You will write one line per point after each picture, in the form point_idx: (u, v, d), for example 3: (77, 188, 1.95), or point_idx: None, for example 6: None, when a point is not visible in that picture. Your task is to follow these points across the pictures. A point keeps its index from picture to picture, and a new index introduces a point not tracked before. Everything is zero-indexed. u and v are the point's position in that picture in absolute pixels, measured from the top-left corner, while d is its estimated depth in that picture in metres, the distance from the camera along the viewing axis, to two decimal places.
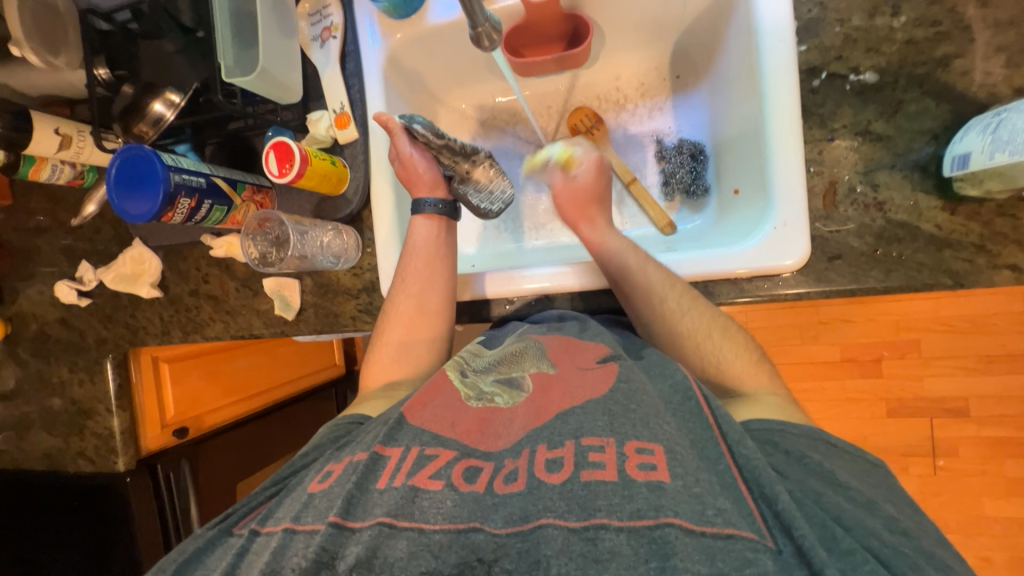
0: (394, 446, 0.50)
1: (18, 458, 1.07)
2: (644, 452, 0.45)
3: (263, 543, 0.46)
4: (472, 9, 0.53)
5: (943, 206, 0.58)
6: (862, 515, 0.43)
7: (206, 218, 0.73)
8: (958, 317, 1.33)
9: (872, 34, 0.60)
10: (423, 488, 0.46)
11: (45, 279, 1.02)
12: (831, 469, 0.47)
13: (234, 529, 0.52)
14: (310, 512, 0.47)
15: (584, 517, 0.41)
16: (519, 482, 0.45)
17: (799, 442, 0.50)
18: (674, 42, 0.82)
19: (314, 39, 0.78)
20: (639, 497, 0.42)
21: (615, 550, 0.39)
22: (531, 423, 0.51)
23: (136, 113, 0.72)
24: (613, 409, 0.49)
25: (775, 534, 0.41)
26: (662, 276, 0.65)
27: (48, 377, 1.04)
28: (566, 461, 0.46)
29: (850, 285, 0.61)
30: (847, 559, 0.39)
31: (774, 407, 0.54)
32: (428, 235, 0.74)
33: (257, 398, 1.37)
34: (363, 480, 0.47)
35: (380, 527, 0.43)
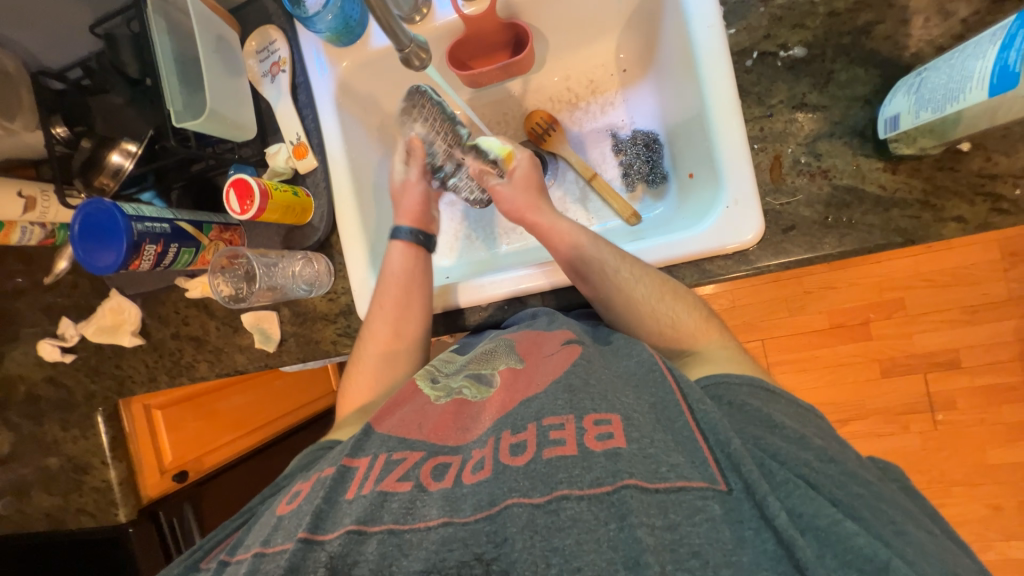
0: (361, 457, 0.52)
1: (19, 521, 1.06)
2: (600, 423, 0.46)
3: (232, 571, 0.48)
4: (396, 33, 0.54)
5: (884, 166, 0.60)
6: (794, 450, 0.45)
7: (175, 261, 0.73)
8: (937, 271, 1.35)
9: (796, 10, 0.62)
10: (392, 491, 0.47)
11: (28, 340, 1.03)
12: (767, 412, 0.49)
13: (201, 564, 0.53)
14: (280, 533, 0.47)
15: (546, 491, 0.42)
16: (485, 469, 0.46)
17: (740, 392, 0.52)
18: (616, 37, 0.84)
19: (264, 75, 0.80)
20: (597, 466, 0.43)
21: (576, 517, 0.41)
22: (497, 415, 0.52)
23: (96, 167, 0.73)
24: (572, 384, 0.51)
25: (726, 475, 0.43)
26: (610, 255, 0.66)
27: (41, 436, 1.04)
28: (529, 443, 0.46)
29: (808, 255, 0.62)
30: (781, 486, 0.42)
31: (726, 364, 0.57)
32: (403, 262, 0.75)
33: (257, 433, 1.37)
34: (332, 493, 0.48)
35: (349, 535, 0.44)
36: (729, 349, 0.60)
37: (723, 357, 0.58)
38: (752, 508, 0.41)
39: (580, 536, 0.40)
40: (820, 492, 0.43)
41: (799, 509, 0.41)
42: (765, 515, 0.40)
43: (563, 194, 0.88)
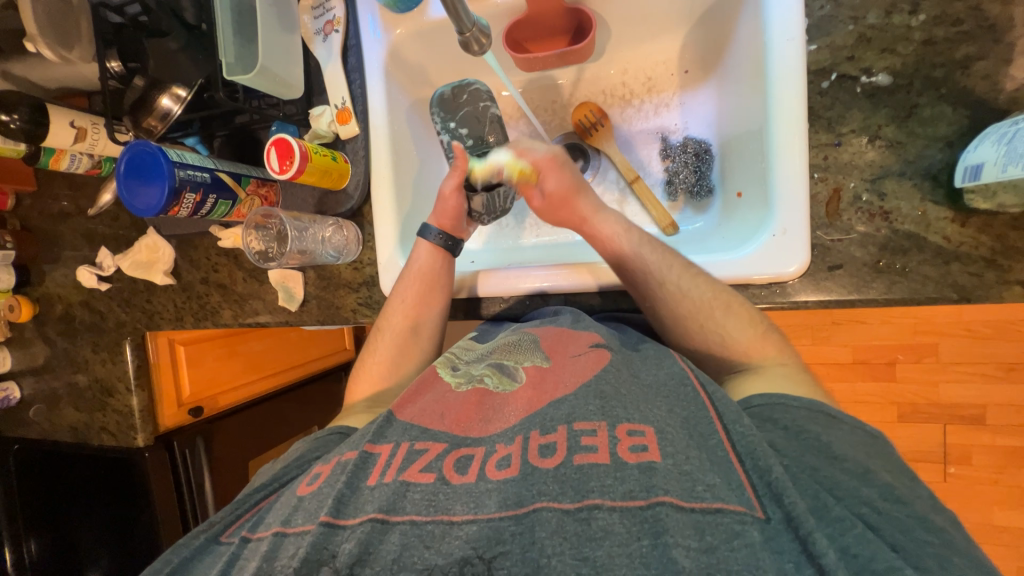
0: (382, 444, 0.53)
1: (47, 429, 1.14)
2: (634, 434, 0.46)
3: (255, 548, 0.49)
4: (458, 14, 0.52)
5: (953, 217, 0.56)
6: (854, 485, 0.44)
7: (211, 212, 0.74)
8: (982, 323, 1.28)
9: (888, 33, 0.57)
10: (414, 482, 0.47)
11: (69, 263, 1.07)
12: (828, 441, 0.47)
13: (222, 537, 0.54)
14: (301, 514, 0.49)
15: (577, 499, 0.42)
16: (511, 468, 0.46)
17: (798, 416, 0.50)
18: (684, 35, 0.79)
19: (317, 33, 0.78)
20: (631, 479, 0.43)
21: (607, 528, 0.40)
22: (525, 412, 0.52)
23: (144, 108, 0.73)
24: (605, 392, 0.51)
25: (765, 504, 0.42)
26: (659, 258, 0.65)
27: (74, 355, 1.10)
28: (559, 446, 0.46)
29: (852, 296, 0.59)
30: (836, 524, 0.41)
31: (779, 381, 0.55)
32: (427, 262, 0.74)
33: (271, 379, 1.43)
34: (353, 479, 0.49)
35: (372, 524, 0.44)
36: (788, 368, 0.57)
37: (782, 375, 0.56)
38: (792, 540, 0.40)
39: (612, 549, 0.39)
40: (879, 535, 0.41)
41: (853, 549, 0.39)
42: (808, 552, 0.38)
43: (601, 192, 0.86)
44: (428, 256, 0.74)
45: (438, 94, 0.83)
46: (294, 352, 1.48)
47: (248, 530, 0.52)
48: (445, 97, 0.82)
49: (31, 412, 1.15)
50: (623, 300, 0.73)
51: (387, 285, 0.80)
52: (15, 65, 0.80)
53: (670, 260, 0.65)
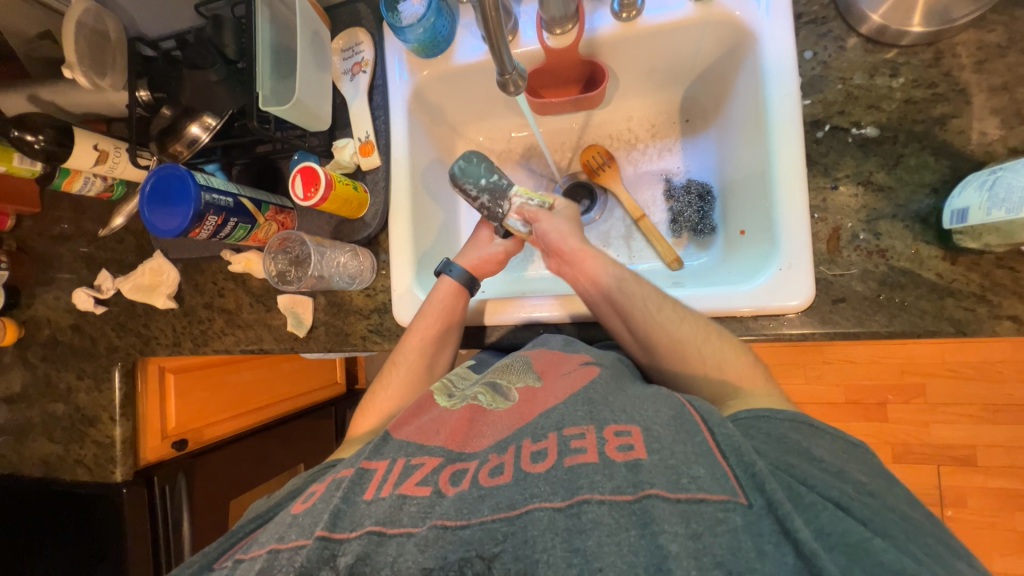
0: (379, 459, 0.50)
1: (15, 462, 1.07)
2: (622, 434, 0.45)
3: (246, 568, 0.45)
4: (503, 59, 0.56)
5: (943, 256, 0.60)
6: (831, 479, 0.44)
7: (229, 235, 0.75)
8: (968, 365, 1.33)
9: (873, 92, 0.64)
10: (410, 495, 0.46)
11: (63, 285, 1.05)
12: (808, 446, 0.47)
13: (215, 564, 0.51)
14: (295, 530, 0.46)
15: (568, 496, 0.41)
16: (505, 474, 0.45)
17: (782, 426, 0.50)
18: (683, 89, 0.86)
19: (345, 73, 0.83)
20: (618, 475, 0.42)
21: (596, 521, 0.40)
22: (517, 423, 0.51)
23: (172, 134, 0.77)
24: (592, 398, 0.50)
25: (747, 493, 0.40)
26: (649, 302, 0.64)
27: (55, 382, 1.05)
28: (550, 451, 0.45)
29: (854, 329, 0.62)
30: (811, 510, 0.41)
31: (769, 402, 0.55)
32: (446, 300, 0.74)
33: (255, 414, 1.37)
34: (350, 494, 0.47)
35: (370, 536, 0.43)
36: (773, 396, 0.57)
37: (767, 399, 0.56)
38: (772, 524, 0.39)
39: (602, 539, 0.39)
40: (850, 514, 0.41)
41: (828, 528, 0.40)
42: (786, 529, 0.38)
43: (609, 228, 0.90)
44: (447, 293, 0.74)
45: (449, 173, 0.74)
46: (281, 385, 1.46)
47: (241, 553, 0.48)
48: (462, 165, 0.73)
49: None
50: None
51: (401, 313, 0.80)
52: (44, 89, 0.82)
53: (659, 304, 0.64)
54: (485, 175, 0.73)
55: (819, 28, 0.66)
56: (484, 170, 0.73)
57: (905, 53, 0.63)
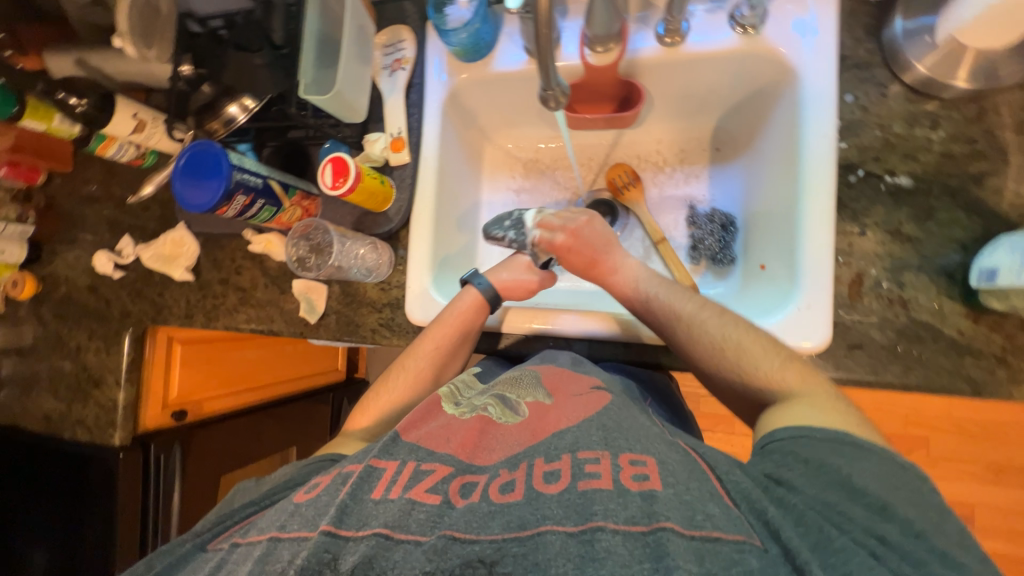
0: (388, 460, 0.50)
1: (18, 414, 1.09)
2: (637, 463, 0.45)
3: (245, 553, 0.45)
4: (548, 75, 0.56)
5: (966, 313, 0.59)
6: (870, 519, 0.44)
7: (255, 216, 0.77)
8: (975, 422, 1.31)
9: (911, 142, 0.64)
10: (420, 501, 0.45)
11: (85, 246, 1.07)
12: (849, 475, 0.47)
13: (209, 545, 0.51)
14: (296, 520, 0.45)
15: (581, 522, 0.40)
16: (516, 493, 0.44)
17: (822, 450, 0.49)
18: (716, 119, 0.86)
19: (384, 68, 0.84)
20: (633, 505, 0.41)
21: (610, 550, 0.38)
22: (528, 441, 0.51)
23: (211, 112, 0.78)
24: (606, 424, 0.50)
25: (764, 539, 0.41)
26: (674, 300, 0.67)
27: (66, 339, 1.07)
28: (563, 473, 0.45)
29: (868, 377, 0.61)
30: (837, 558, 0.41)
31: (810, 412, 0.53)
32: (466, 312, 0.73)
33: (256, 391, 1.38)
34: (357, 491, 0.46)
35: (377, 538, 0.41)
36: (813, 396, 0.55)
37: (808, 405, 0.54)
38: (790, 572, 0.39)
39: (615, 569, 0.37)
40: (882, 563, 0.41)
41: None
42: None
43: (627, 248, 0.90)
44: (469, 305, 0.73)
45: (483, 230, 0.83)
46: (284, 366, 1.46)
47: (239, 536, 0.48)
48: (493, 216, 0.83)
49: (6, 393, 1.10)
50: (646, 353, 0.73)
51: (414, 311, 0.80)
52: (92, 55, 0.84)
53: (682, 300, 0.67)
54: (507, 216, 0.82)
55: (862, 72, 0.66)
56: (505, 211, 0.83)
57: (946, 106, 0.63)
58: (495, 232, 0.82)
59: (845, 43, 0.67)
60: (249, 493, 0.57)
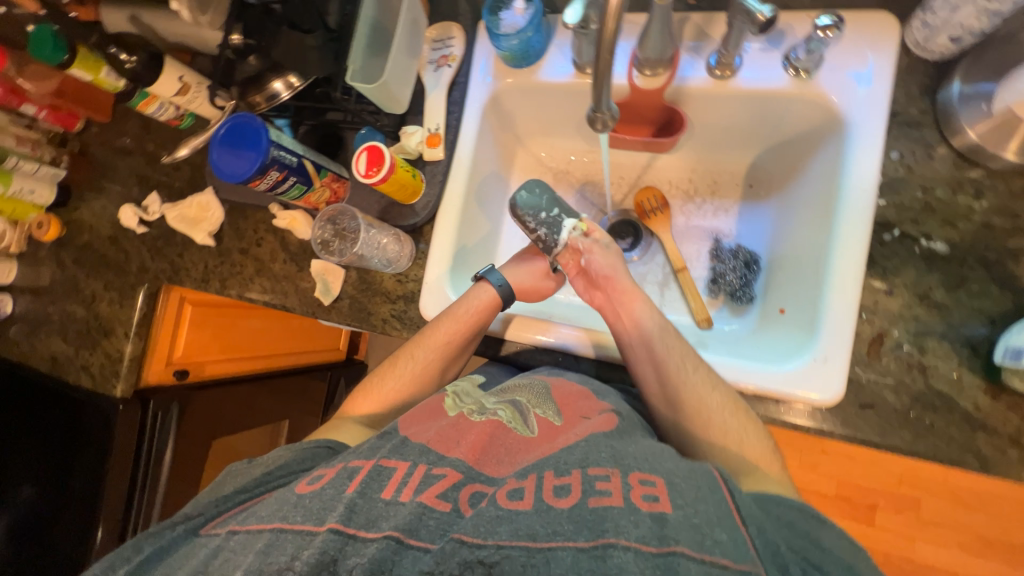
0: (399, 459, 0.49)
1: (25, 352, 1.11)
2: (646, 484, 0.43)
3: (245, 542, 0.44)
4: (599, 99, 0.56)
5: (985, 388, 0.59)
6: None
7: (285, 193, 0.77)
8: (970, 492, 1.29)
9: (952, 208, 0.63)
10: (430, 507, 0.44)
11: (112, 197, 1.08)
12: (817, 537, 0.46)
13: (200, 530, 0.51)
14: (300, 512, 0.45)
15: (592, 538, 0.39)
16: (524, 501, 0.43)
17: (791, 512, 0.49)
18: (754, 156, 0.85)
19: (430, 63, 0.84)
20: (643, 524, 0.39)
21: (622, 568, 0.37)
22: (542, 454, 0.49)
23: (255, 84, 0.77)
24: (616, 442, 0.49)
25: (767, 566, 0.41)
26: (679, 366, 0.64)
27: (82, 286, 1.08)
28: (574, 488, 0.43)
29: (876, 439, 0.61)
30: None
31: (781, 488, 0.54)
32: (478, 310, 0.73)
33: (257, 360, 1.39)
34: (367, 490, 0.46)
35: (389, 542, 0.41)
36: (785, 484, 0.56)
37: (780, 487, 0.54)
38: None
39: None
40: None
41: None
42: None
43: (646, 272, 0.90)
44: (483, 303, 0.73)
45: (511, 201, 0.73)
46: (289, 340, 1.48)
47: (236, 523, 0.48)
48: (528, 195, 0.72)
49: (16, 330, 1.12)
50: None
51: (428, 307, 0.80)
52: (146, 13, 0.85)
53: (689, 370, 0.64)
54: (545, 207, 0.72)
55: (911, 131, 0.65)
56: (545, 202, 0.72)
57: (992, 176, 0.62)
58: (524, 211, 0.72)
59: (898, 99, 0.66)
60: (240, 478, 0.57)
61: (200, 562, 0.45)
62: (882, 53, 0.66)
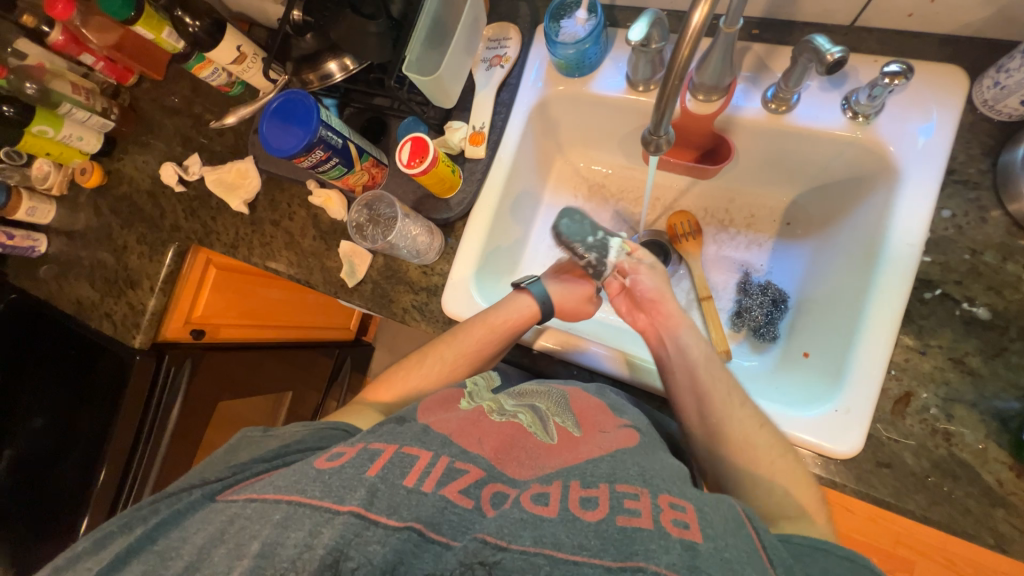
0: (423, 448, 0.49)
1: (52, 293, 1.14)
2: (677, 508, 0.42)
3: (260, 512, 0.44)
4: (659, 124, 0.56)
5: (1010, 464, 0.57)
6: None
7: (325, 172, 0.77)
8: None
9: (999, 276, 0.61)
10: (452, 502, 0.43)
11: (155, 154, 1.10)
12: None
13: (217, 496, 0.50)
14: (317, 486, 0.45)
15: (620, 559, 0.37)
16: (549, 508, 0.42)
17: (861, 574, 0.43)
18: (796, 193, 0.84)
19: (483, 61, 0.84)
20: (674, 551, 0.38)
21: None
22: (563, 462, 0.49)
23: (311, 63, 0.81)
24: (643, 461, 0.48)
25: None
26: (722, 401, 0.62)
27: (115, 236, 1.11)
28: (601, 502, 0.42)
29: (889, 499, 0.59)
30: None
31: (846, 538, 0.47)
32: (515, 319, 0.73)
33: (271, 330, 1.41)
34: (390, 476, 0.45)
35: (410, 533, 0.40)
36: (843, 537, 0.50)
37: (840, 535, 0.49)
38: None
39: None
40: None
41: None
42: None
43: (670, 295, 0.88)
44: (521, 313, 0.73)
45: (555, 228, 0.73)
46: (304, 314, 1.50)
47: (251, 492, 0.47)
48: (574, 224, 0.73)
49: (46, 271, 1.15)
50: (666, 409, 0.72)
51: (451, 303, 0.80)
52: None
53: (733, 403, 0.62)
54: (591, 232, 0.73)
55: (967, 191, 0.64)
56: (589, 228, 0.73)
57: None
58: (571, 238, 0.73)
59: (958, 157, 0.65)
60: (259, 448, 0.57)
61: (216, 530, 0.44)
62: (946, 108, 0.64)
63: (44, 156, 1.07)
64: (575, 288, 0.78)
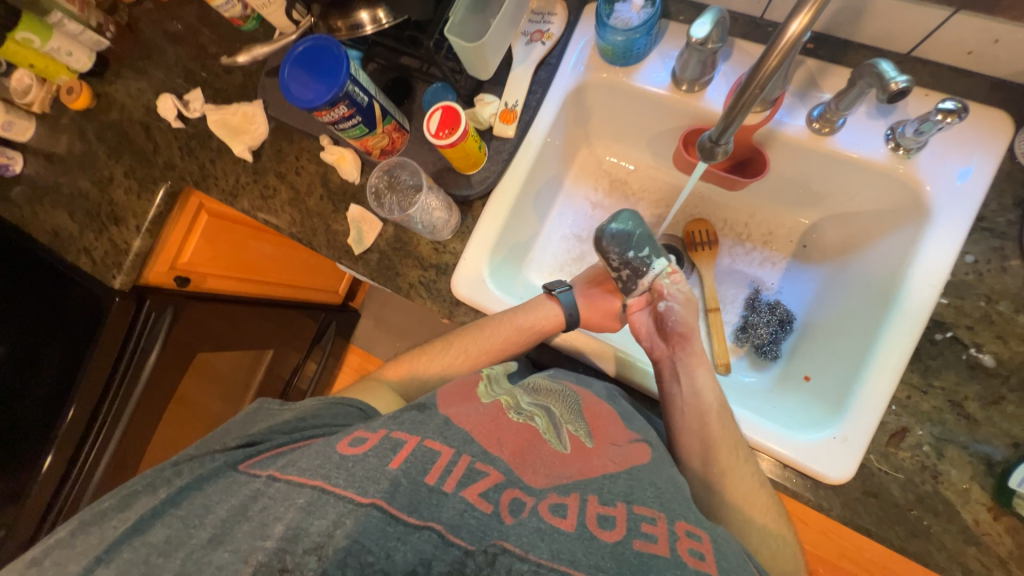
0: (444, 445, 0.48)
1: (24, 219, 1.06)
2: (693, 537, 0.43)
3: (283, 492, 0.43)
4: (721, 134, 0.57)
5: (989, 506, 0.59)
6: None
7: (345, 130, 0.73)
8: None
9: (1009, 326, 0.62)
10: (473, 504, 0.42)
11: (151, 82, 1.02)
12: None
13: (239, 466, 0.49)
14: (342, 474, 0.44)
15: None
16: (568, 521, 0.42)
17: None
18: (818, 217, 0.83)
19: (523, 35, 0.80)
20: None
21: None
22: (579, 474, 0.48)
23: (341, 9, 0.72)
24: (658, 482, 0.48)
25: None
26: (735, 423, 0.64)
27: (100, 167, 1.03)
28: (619, 522, 0.43)
29: (871, 528, 0.61)
30: None
31: None
32: (541, 324, 0.71)
33: (261, 285, 1.36)
34: (413, 474, 0.44)
35: (431, 534, 0.40)
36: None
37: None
38: None
39: None
40: None
41: None
42: None
43: None
44: (546, 316, 0.71)
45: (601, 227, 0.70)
46: (295, 272, 1.44)
47: (276, 469, 0.46)
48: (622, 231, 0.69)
49: (18, 193, 1.06)
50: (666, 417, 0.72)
51: (461, 282, 0.77)
52: None
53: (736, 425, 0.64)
54: (634, 243, 0.69)
55: (991, 239, 0.64)
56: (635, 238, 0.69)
57: None
58: (610, 243, 0.70)
59: (989, 204, 0.65)
60: (276, 418, 0.56)
61: (238, 504, 0.43)
62: (987, 155, 0.64)
63: (26, 68, 0.97)
64: (600, 302, 0.75)
